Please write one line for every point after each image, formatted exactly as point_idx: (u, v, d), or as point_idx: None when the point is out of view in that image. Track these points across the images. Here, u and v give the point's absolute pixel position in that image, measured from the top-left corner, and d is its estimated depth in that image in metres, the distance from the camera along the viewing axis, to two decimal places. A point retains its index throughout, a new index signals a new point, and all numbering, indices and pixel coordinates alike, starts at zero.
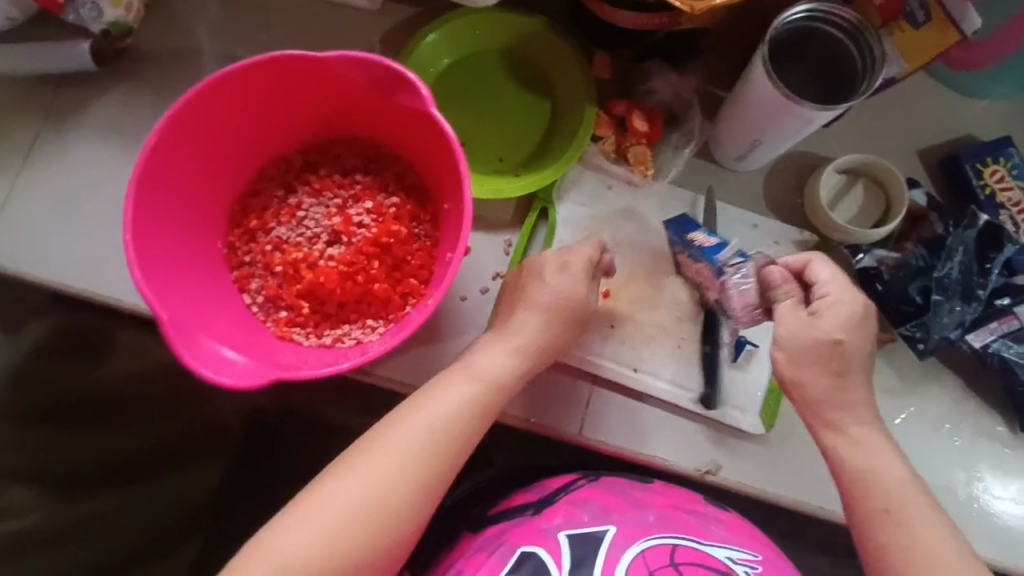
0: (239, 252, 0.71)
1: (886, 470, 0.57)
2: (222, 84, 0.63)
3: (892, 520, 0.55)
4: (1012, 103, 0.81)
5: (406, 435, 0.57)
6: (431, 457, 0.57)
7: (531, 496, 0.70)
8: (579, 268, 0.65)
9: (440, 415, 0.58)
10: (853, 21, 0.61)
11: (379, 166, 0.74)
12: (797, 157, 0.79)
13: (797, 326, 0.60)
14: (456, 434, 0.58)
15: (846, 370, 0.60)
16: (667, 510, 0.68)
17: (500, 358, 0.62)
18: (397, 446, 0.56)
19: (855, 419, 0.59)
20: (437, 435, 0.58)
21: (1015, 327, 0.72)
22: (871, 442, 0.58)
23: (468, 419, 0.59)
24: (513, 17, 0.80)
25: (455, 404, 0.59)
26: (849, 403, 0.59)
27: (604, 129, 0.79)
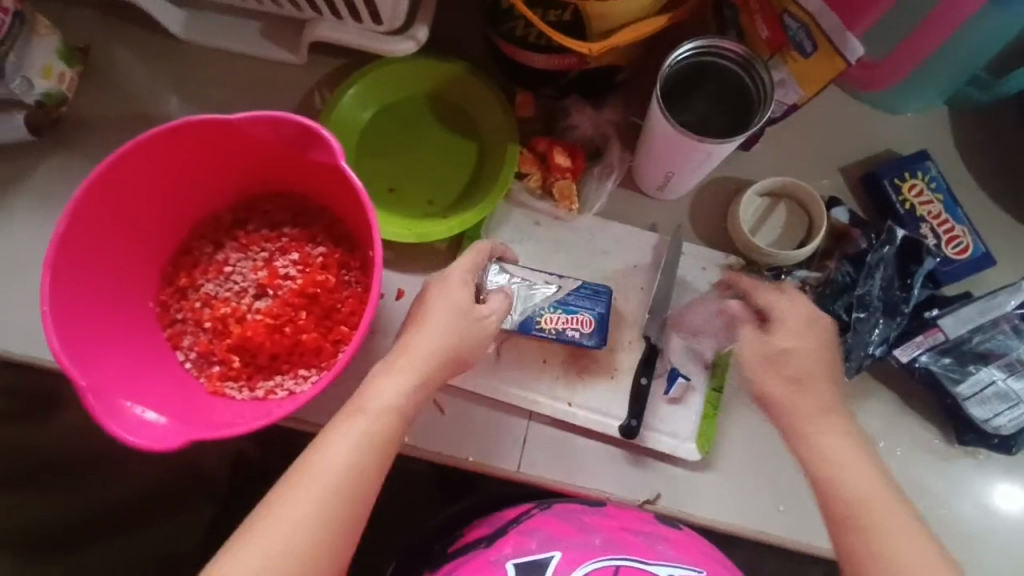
0: (171, 311, 0.72)
1: (843, 479, 0.54)
2: (133, 153, 0.64)
3: (854, 524, 0.52)
4: (930, 115, 0.82)
5: (306, 492, 0.52)
6: (334, 507, 0.53)
7: (485, 530, 0.69)
8: (463, 273, 0.63)
9: (341, 463, 0.54)
10: (742, 54, 0.64)
11: (305, 217, 0.75)
12: (721, 182, 0.80)
13: (747, 346, 0.62)
14: (361, 477, 0.54)
15: (829, 380, 0.60)
16: (613, 533, 0.66)
17: (396, 390, 0.58)
18: (297, 506, 0.52)
19: (827, 428, 0.57)
20: (338, 483, 0.53)
21: (941, 340, 0.72)
22: (848, 450, 0.55)
23: (371, 458, 0.55)
24: (434, 65, 0.82)
25: (352, 444, 0.55)
26: (824, 409, 0.58)
27: (528, 166, 0.80)
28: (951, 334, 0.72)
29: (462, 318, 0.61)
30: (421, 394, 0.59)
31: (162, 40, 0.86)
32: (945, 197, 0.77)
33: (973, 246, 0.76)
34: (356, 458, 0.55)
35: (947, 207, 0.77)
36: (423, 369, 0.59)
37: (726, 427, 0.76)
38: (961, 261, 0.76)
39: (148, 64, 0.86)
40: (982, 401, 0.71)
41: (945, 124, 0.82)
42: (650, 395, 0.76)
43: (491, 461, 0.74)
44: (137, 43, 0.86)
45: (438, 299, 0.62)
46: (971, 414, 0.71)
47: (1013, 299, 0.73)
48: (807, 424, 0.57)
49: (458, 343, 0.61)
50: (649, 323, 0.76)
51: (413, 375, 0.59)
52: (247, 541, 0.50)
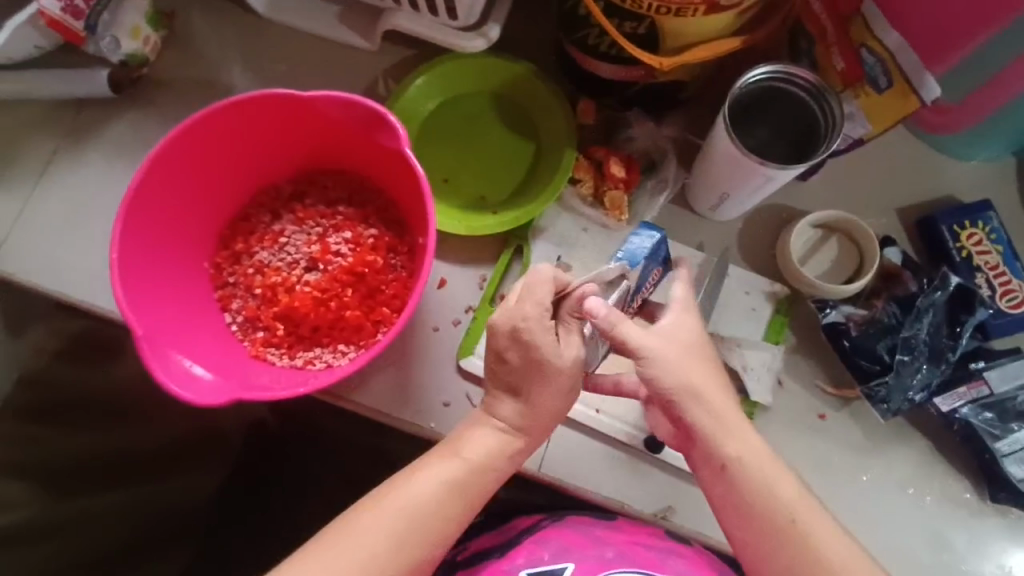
0: (224, 273, 0.75)
1: (779, 489, 0.58)
2: (210, 119, 0.67)
3: (786, 526, 0.58)
4: (997, 166, 0.80)
5: (384, 524, 0.57)
6: (409, 543, 0.57)
7: (499, 540, 0.71)
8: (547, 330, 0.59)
9: (424, 501, 0.58)
10: (813, 82, 0.64)
11: (361, 198, 0.77)
12: (773, 209, 0.80)
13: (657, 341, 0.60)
14: (440, 517, 0.58)
15: (708, 369, 0.61)
16: (626, 546, 0.67)
17: (487, 446, 0.60)
18: (374, 531, 0.56)
19: (735, 445, 0.59)
20: (416, 520, 0.57)
21: (983, 394, 0.71)
22: (758, 467, 0.59)
23: (454, 506, 0.58)
24: (502, 64, 0.84)
25: (438, 488, 0.58)
26: (730, 424, 0.60)
27: (582, 172, 0.81)
28: (997, 389, 0.71)
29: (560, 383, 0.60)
30: (513, 454, 0.61)
31: (243, 13, 0.90)
32: (1005, 249, 0.76)
33: None
34: (439, 500, 0.58)
35: (1005, 259, 0.75)
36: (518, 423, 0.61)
37: None
38: (1014, 316, 0.74)
39: (227, 35, 0.89)
40: (1021, 459, 0.69)
41: (1010, 177, 0.80)
42: None
43: None
44: (219, 15, 0.90)
45: (529, 363, 0.60)
46: (1007, 472, 0.69)
47: None
48: (714, 451, 0.59)
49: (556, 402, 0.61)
50: None
51: (507, 431, 0.61)
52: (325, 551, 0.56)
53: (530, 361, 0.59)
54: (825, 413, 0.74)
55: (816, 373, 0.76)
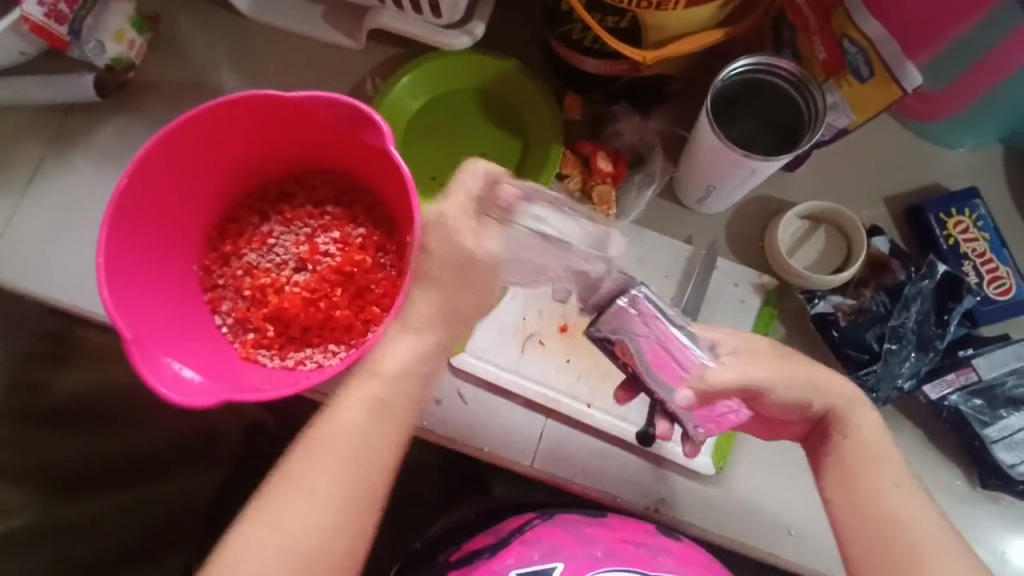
0: (213, 276, 0.75)
1: (884, 460, 0.60)
2: (195, 121, 0.67)
3: (892, 493, 0.59)
4: (984, 154, 0.80)
5: (322, 461, 0.55)
6: (350, 481, 0.55)
7: (488, 539, 0.71)
8: (467, 214, 0.61)
9: (352, 428, 0.57)
10: (795, 74, 0.64)
11: (349, 197, 0.77)
12: (761, 201, 0.80)
13: (770, 364, 0.61)
14: (375, 440, 0.57)
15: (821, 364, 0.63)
16: (616, 544, 0.68)
17: (405, 356, 0.60)
18: (315, 473, 0.55)
19: (858, 419, 0.62)
20: (352, 454, 0.56)
21: (972, 380, 0.71)
22: (873, 437, 0.61)
23: (383, 432, 0.57)
24: (488, 61, 0.84)
25: (363, 415, 0.57)
26: (853, 399, 0.62)
27: (570, 168, 0.81)
28: (985, 375, 0.71)
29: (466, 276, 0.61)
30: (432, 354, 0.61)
31: (228, 15, 0.90)
32: (992, 236, 0.76)
33: (1016, 288, 0.75)
34: (371, 418, 0.58)
35: (993, 246, 0.76)
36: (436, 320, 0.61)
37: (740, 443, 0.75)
38: (1002, 303, 0.74)
39: (212, 37, 0.89)
40: (1011, 445, 0.70)
41: (997, 165, 0.80)
42: None
43: (505, 453, 0.74)
44: (205, 17, 0.89)
45: (450, 253, 0.61)
46: (997, 458, 0.70)
47: None
48: (834, 424, 0.62)
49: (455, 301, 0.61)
50: None
51: (420, 334, 0.61)
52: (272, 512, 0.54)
53: (445, 241, 0.61)
54: None
55: None
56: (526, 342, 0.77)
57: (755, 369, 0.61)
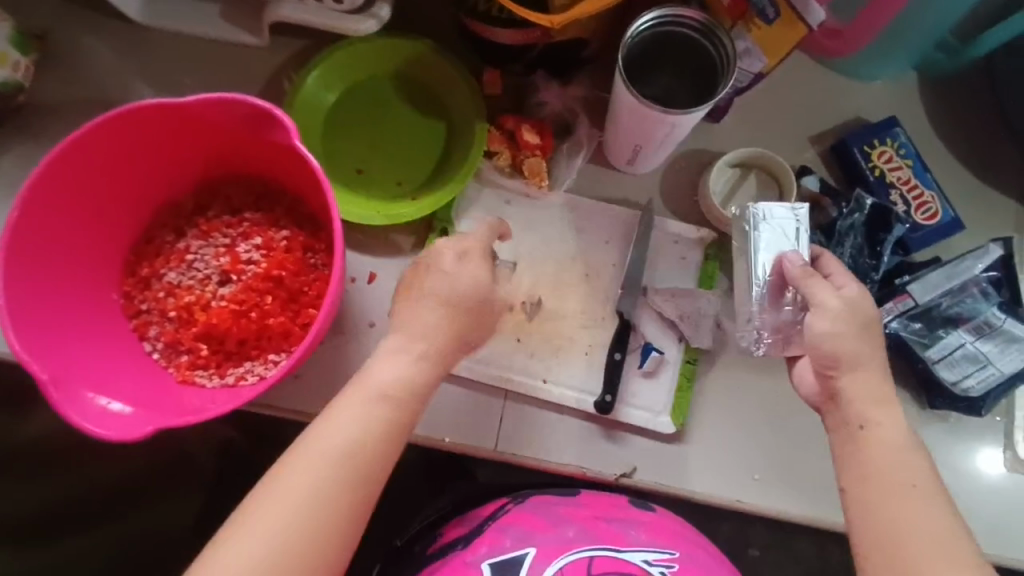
0: (135, 302, 0.71)
1: (908, 461, 0.55)
2: (84, 141, 0.63)
3: (911, 491, 0.54)
4: (899, 83, 0.81)
5: (311, 468, 0.53)
6: (344, 483, 0.54)
7: (462, 529, 0.70)
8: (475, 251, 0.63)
9: (344, 441, 0.55)
10: (703, 22, 0.63)
11: (266, 201, 0.74)
12: (691, 154, 0.80)
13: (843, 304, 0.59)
14: (366, 461, 0.55)
15: (873, 347, 0.59)
16: (587, 522, 0.68)
17: (395, 366, 0.58)
18: (305, 476, 0.53)
19: (881, 415, 0.57)
20: (346, 460, 0.54)
21: (910, 306, 0.73)
22: (897, 439, 0.56)
23: (377, 437, 0.56)
24: (398, 44, 0.81)
25: (358, 422, 0.56)
26: (880, 398, 0.57)
27: (496, 144, 0.79)
28: (921, 300, 0.73)
29: (466, 305, 0.60)
30: (430, 374, 0.59)
31: (120, 24, 0.84)
32: (915, 163, 0.77)
33: (943, 212, 0.76)
34: (361, 438, 0.55)
35: (916, 173, 0.77)
36: (439, 349, 0.59)
37: (698, 399, 0.76)
38: (930, 227, 0.76)
39: (106, 49, 0.84)
40: (951, 363, 0.71)
41: (914, 92, 0.81)
42: (624, 368, 0.75)
43: (468, 441, 0.73)
44: (96, 28, 0.84)
45: (440, 280, 0.61)
46: (941, 378, 0.71)
47: (980, 263, 0.73)
48: (852, 412, 0.57)
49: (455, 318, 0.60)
50: (620, 300, 0.76)
51: (409, 350, 0.59)
52: (257, 516, 0.52)
53: (439, 277, 0.61)
54: None
55: None
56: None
57: (821, 294, 0.60)
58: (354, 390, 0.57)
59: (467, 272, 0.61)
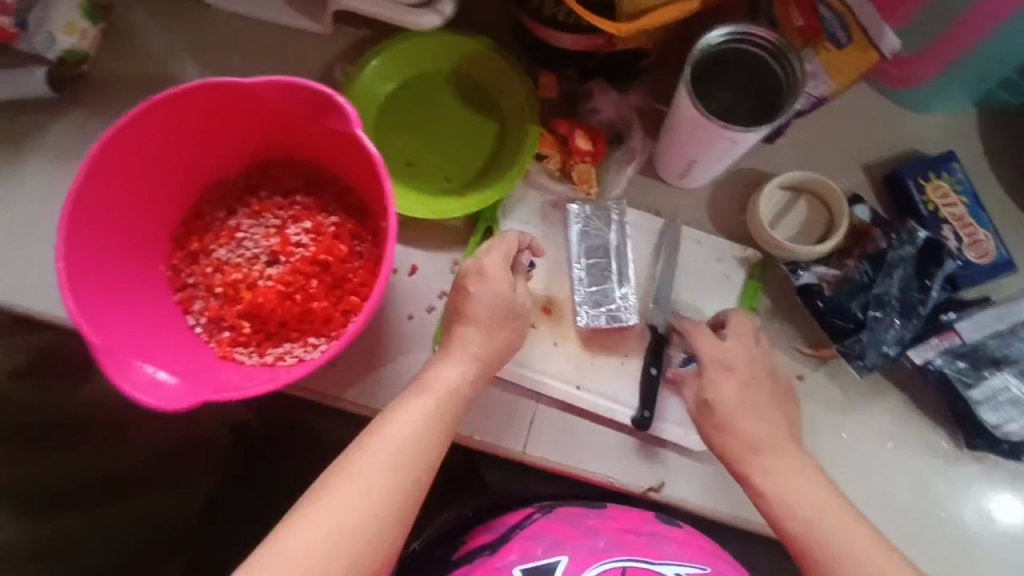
0: (182, 275, 0.72)
1: (811, 495, 0.61)
2: (153, 113, 0.64)
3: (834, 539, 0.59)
4: (957, 118, 0.81)
5: (378, 456, 0.58)
6: (407, 470, 0.58)
7: (487, 537, 0.71)
8: (501, 268, 0.67)
9: (407, 433, 0.59)
10: (773, 42, 0.63)
11: (318, 186, 0.75)
12: (741, 173, 0.79)
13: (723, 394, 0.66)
14: (424, 452, 0.60)
15: (756, 383, 0.67)
16: (617, 533, 0.69)
17: (450, 374, 0.64)
18: (373, 464, 0.57)
19: (782, 469, 0.62)
20: (408, 451, 0.59)
21: (956, 344, 0.72)
22: (805, 488, 0.61)
23: (433, 432, 0.61)
24: (458, 42, 0.82)
25: (419, 420, 0.60)
26: (779, 445, 0.64)
27: (548, 148, 0.79)
28: (968, 338, 0.71)
29: (503, 311, 0.67)
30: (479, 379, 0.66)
31: (186, 3, 0.86)
32: (970, 200, 0.76)
33: (995, 252, 0.75)
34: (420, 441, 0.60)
35: (971, 210, 0.76)
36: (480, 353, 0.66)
37: None
38: (981, 266, 0.75)
39: (172, 25, 0.85)
40: (995, 405, 0.70)
41: (971, 127, 0.81)
42: (659, 385, 0.74)
43: (496, 442, 0.73)
44: (163, 6, 0.86)
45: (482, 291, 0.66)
46: (982, 419, 0.70)
47: None
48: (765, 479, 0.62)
49: (495, 324, 0.66)
50: (653, 313, 0.76)
51: (462, 355, 0.65)
52: (328, 494, 0.56)
53: (479, 296, 0.66)
54: (802, 374, 0.75)
55: (792, 336, 0.76)
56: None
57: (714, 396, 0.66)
58: (417, 396, 0.62)
59: (501, 275, 0.67)
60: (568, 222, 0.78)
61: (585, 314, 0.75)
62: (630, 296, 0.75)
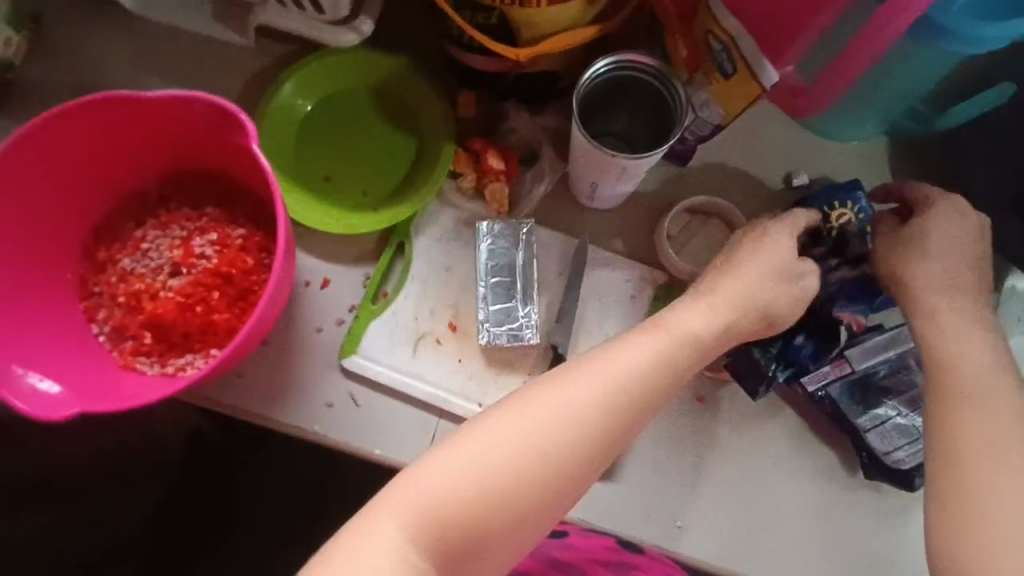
0: (89, 284, 0.73)
1: (977, 376, 0.64)
2: (49, 126, 0.65)
3: (975, 445, 0.61)
4: (867, 147, 0.83)
5: (569, 395, 0.57)
6: (595, 421, 0.57)
7: None
8: (784, 235, 0.69)
9: (625, 378, 0.59)
10: (655, 71, 0.65)
11: (227, 198, 0.76)
12: (653, 196, 0.81)
13: (767, 245, 0.68)
14: (631, 406, 0.59)
15: (984, 327, 0.67)
16: (584, 564, 0.72)
17: (690, 323, 0.64)
18: (557, 404, 0.57)
19: (986, 388, 0.64)
20: (619, 398, 0.58)
21: (847, 371, 0.74)
22: (999, 398, 0.63)
23: (654, 386, 0.60)
24: (376, 60, 0.83)
25: (650, 366, 0.60)
26: (968, 334, 0.66)
27: (462, 166, 0.80)
28: (858, 366, 0.73)
29: (775, 277, 0.67)
30: (722, 333, 0.65)
31: (116, 12, 0.86)
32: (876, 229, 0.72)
33: None
34: (619, 384, 0.59)
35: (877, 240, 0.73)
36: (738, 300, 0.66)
37: (635, 439, 0.75)
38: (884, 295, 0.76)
39: (99, 34, 0.85)
40: (882, 434, 0.73)
41: (880, 156, 0.83)
42: None
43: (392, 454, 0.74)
44: (92, 14, 0.85)
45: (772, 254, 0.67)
46: (871, 446, 0.73)
47: None
48: (954, 380, 0.65)
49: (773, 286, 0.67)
50: (554, 332, 0.77)
51: (712, 309, 0.65)
52: (492, 426, 0.56)
53: (776, 246, 0.68)
54: (702, 396, 0.76)
55: None
56: (419, 343, 0.78)
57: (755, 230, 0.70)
58: (650, 335, 0.62)
59: (778, 254, 0.68)
60: (477, 240, 0.79)
61: (487, 332, 0.77)
62: (533, 314, 0.77)
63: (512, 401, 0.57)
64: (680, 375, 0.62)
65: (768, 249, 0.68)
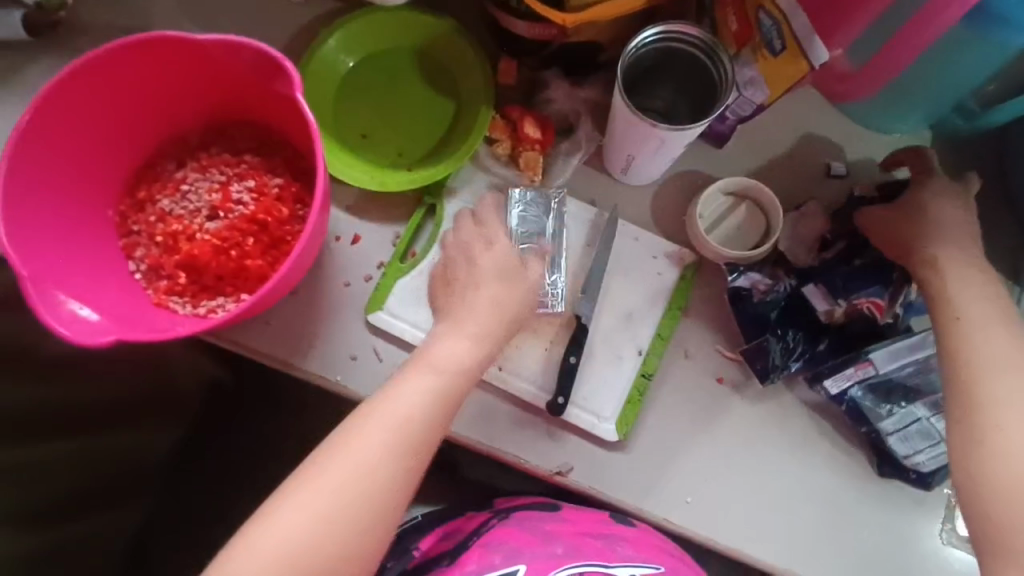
0: (128, 222, 0.75)
1: (992, 344, 0.64)
2: (102, 61, 0.67)
3: (990, 413, 0.62)
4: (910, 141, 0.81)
5: (372, 435, 0.61)
6: (402, 449, 0.62)
7: (448, 544, 0.72)
8: (504, 246, 0.74)
9: (403, 409, 0.63)
10: (703, 43, 0.64)
11: (267, 148, 0.77)
12: (686, 175, 0.80)
13: (486, 254, 0.73)
14: (415, 430, 0.62)
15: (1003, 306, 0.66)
16: (574, 539, 0.71)
17: (447, 350, 0.67)
18: (366, 442, 0.61)
19: (999, 355, 0.64)
20: (405, 430, 0.62)
21: (869, 373, 0.74)
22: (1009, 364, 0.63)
23: (438, 412, 0.64)
24: (422, 21, 0.83)
25: (421, 397, 0.64)
26: (991, 313, 0.66)
27: (499, 132, 0.80)
28: (881, 368, 0.74)
29: (506, 300, 0.71)
30: (482, 353, 0.68)
31: None
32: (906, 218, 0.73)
33: None
34: (413, 414, 0.63)
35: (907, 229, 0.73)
36: (484, 329, 0.69)
37: (649, 414, 0.75)
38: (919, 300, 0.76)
39: None
40: (904, 437, 0.73)
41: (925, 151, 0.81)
42: (580, 371, 0.76)
43: None
44: None
45: (488, 261, 0.72)
46: (891, 448, 0.73)
47: None
48: (968, 355, 0.64)
49: (506, 294, 0.71)
50: (580, 303, 0.77)
51: (477, 339, 0.68)
52: (310, 480, 0.59)
53: (483, 250, 0.73)
54: (722, 377, 0.77)
55: (715, 338, 0.78)
56: None
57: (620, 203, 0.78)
58: (416, 363, 0.66)
59: (496, 258, 0.73)
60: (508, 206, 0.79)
61: None
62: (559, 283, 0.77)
63: (326, 449, 0.61)
64: (454, 397, 0.65)
65: (483, 252, 0.73)
